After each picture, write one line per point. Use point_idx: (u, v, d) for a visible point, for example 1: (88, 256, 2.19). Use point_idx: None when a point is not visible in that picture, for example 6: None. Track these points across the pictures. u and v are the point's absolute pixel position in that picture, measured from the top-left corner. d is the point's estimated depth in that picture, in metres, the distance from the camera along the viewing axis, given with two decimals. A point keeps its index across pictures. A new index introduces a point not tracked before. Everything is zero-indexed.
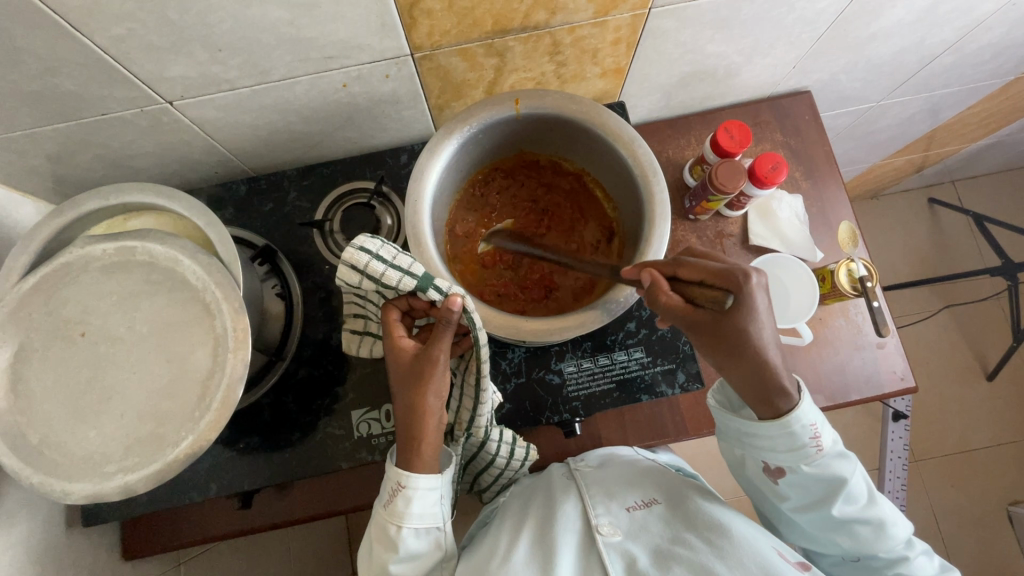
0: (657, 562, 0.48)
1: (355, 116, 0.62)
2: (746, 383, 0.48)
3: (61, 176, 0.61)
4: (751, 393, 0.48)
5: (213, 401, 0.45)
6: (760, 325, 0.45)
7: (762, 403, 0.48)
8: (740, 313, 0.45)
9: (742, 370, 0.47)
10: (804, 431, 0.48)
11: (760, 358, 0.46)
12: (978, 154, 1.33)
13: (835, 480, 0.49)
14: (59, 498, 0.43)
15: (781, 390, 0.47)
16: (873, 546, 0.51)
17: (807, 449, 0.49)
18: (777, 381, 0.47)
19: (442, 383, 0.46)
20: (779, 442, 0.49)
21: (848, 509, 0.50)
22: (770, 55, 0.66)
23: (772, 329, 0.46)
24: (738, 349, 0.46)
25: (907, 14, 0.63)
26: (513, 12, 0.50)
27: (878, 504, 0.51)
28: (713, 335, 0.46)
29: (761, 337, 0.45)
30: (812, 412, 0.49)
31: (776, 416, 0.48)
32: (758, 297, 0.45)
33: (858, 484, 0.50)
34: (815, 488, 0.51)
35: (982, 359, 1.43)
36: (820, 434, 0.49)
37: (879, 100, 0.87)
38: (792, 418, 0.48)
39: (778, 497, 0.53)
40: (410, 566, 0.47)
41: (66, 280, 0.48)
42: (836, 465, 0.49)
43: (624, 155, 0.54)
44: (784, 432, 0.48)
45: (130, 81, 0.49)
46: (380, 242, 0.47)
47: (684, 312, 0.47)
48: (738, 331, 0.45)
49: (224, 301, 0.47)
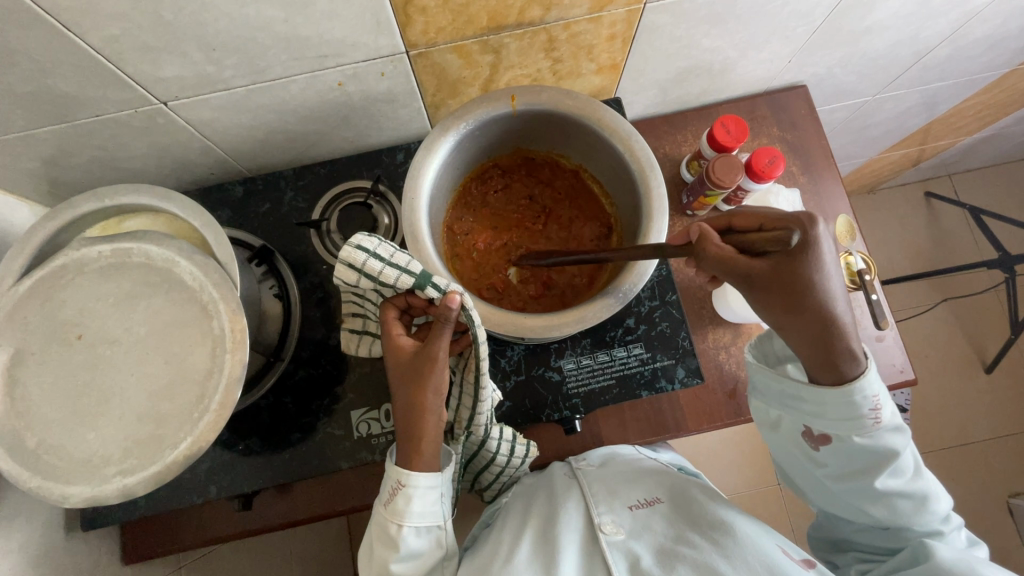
0: (660, 561, 0.48)
1: (351, 115, 0.62)
2: (806, 343, 0.45)
3: (56, 178, 0.60)
4: (811, 354, 0.45)
5: (212, 401, 0.44)
6: (826, 274, 0.43)
7: (826, 369, 0.45)
8: (806, 255, 0.43)
9: (804, 327, 0.44)
10: (864, 401, 0.46)
11: (827, 311, 0.43)
12: (974, 147, 1.33)
13: (888, 453, 0.48)
14: (57, 501, 0.43)
15: (848, 350, 0.44)
16: (908, 519, 0.51)
17: (863, 420, 0.47)
18: (842, 341, 0.44)
19: (441, 381, 0.46)
20: (835, 408, 0.47)
21: (891, 481, 0.49)
22: (765, 49, 0.66)
23: (840, 282, 0.44)
24: (803, 301, 0.43)
25: (901, 7, 0.63)
26: (507, 8, 0.50)
27: (922, 478, 0.50)
28: (771, 283, 0.44)
29: (829, 286, 0.43)
30: (878, 383, 0.46)
31: (840, 384, 0.45)
32: (825, 242, 0.44)
33: (906, 458, 0.49)
34: (860, 461, 0.50)
35: (981, 351, 1.44)
36: (881, 406, 0.46)
37: (875, 94, 0.87)
38: (858, 384, 0.45)
39: (816, 464, 0.53)
40: (411, 565, 0.47)
41: (62, 283, 0.48)
42: (890, 438, 0.48)
43: (621, 151, 0.54)
44: (845, 400, 0.46)
45: (125, 82, 0.49)
46: (377, 241, 0.47)
47: (740, 262, 0.45)
48: (803, 277, 0.43)
49: (221, 302, 0.46)
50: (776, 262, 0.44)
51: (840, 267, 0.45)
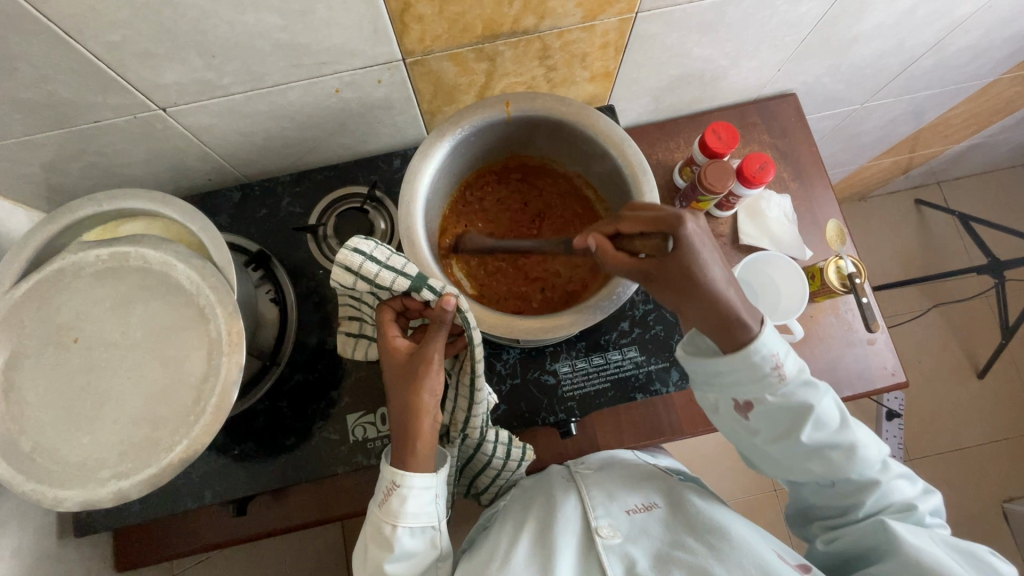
0: (656, 564, 0.48)
1: (347, 121, 0.63)
2: (702, 321, 0.47)
3: (53, 184, 0.61)
4: (710, 331, 0.47)
5: (208, 404, 0.45)
6: (702, 259, 0.45)
7: (725, 338, 0.47)
8: (677, 247, 0.45)
9: (697, 309, 0.46)
10: (765, 360, 0.46)
11: (709, 293, 0.45)
12: (962, 155, 1.36)
13: (803, 407, 0.49)
14: (51, 505, 0.43)
15: (738, 322, 0.46)
16: (845, 470, 0.51)
17: (770, 378, 0.47)
18: (732, 312, 0.46)
19: (436, 383, 0.46)
20: (741, 375, 0.47)
21: (816, 434, 0.49)
22: (755, 58, 0.68)
23: (718, 264, 0.46)
24: (687, 289, 0.46)
25: (887, 17, 0.64)
26: (502, 16, 0.51)
27: (848, 427, 0.50)
28: (655, 279, 0.47)
29: (706, 272, 0.45)
30: (774, 340, 0.47)
31: (739, 349, 0.46)
32: (691, 232, 0.45)
33: (827, 409, 0.49)
34: (783, 418, 0.50)
35: (973, 356, 1.45)
36: (782, 363, 0.47)
37: (863, 102, 0.89)
38: (754, 348, 0.46)
39: (750, 432, 0.52)
40: (405, 565, 0.47)
41: (58, 287, 0.48)
42: (803, 392, 0.48)
43: (615, 156, 0.55)
44: (747, 363, 0.46)
45: (126, 88, 0.50)
46: (374, 244, 0.47)
47: (628, 262, 0.48)
48: (680, 266, 0.45)
49: (219, 305, 0.47)
50: (656, 261, 0.46)
51: (716, 248, 0.46)
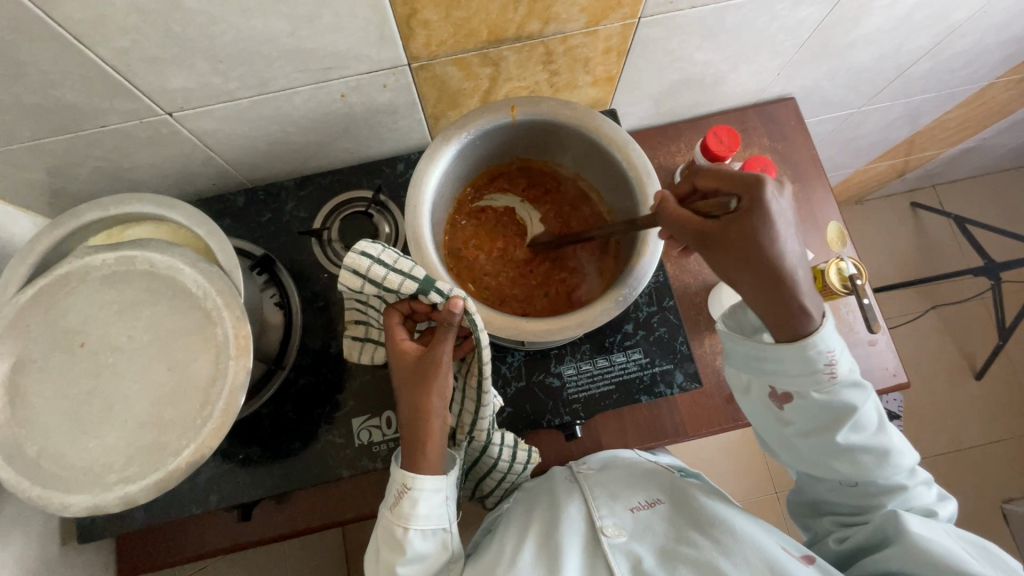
0: (663, 561, 0.48)
1: (352, 125, 0.63)
2: (760, 299, 0.45)
3: (58, 189, 0.61)
4: (768, 313, 0.46)
5: (216, 408, 0.45)
6: (777, 235, 0.43)
7: (781, 324, 0.46)
8: (753, 216, 0.43)
9: (756, 288, 0.44)
10: (819, 356, 0.46)
11: (776, 271, 0.43)
12: (957, 158, 1.37)
13: (844, 409, 0.48)
14: (58, 510, 0.43)
15: (803, 309, 0.44)
16: (874, 473, 0.51)
17: (820, 375, 0.47)
18: (794, 299, 0.44)
19: (445, 385, 0.47)
20: (792, 366, 0.47)
21: (853, 436, 0.50)
22: (755, 62, 0.68)
23: (794, 245, 0.44)
24: (754, 263, 0.43)
25: (884, 22, 0.65)
26: (507, 22, 0.52)
27: (885, 433, 0.51)
28: (723, 247, 0.44)
29: (782, 248, 0.43)
30: (832, 338, 0.46)
31: (794, 340, 0.46)
32: (774, 203, 0.43)
33: (869, 413, 0.49)
34: (821, 417, 0.50)
35: (970, 358, 1.46)
36: (836, 360, 0.46)
37: (860, 106, 0.90)
38: (811, 342, 0.45)
39: (782, 424, 0.52)
40: (417, 567, 0.47)
41: (65, 291, 0.48)
42: (848, 394, 0.48)
43: (618, 159, 0.55)
44: (798, 354, 0.46)
45: (132, 94, 0.50)
46: (381, 247, 0.48)
47: (698, 225, 0.46)
48: (752, 238, 0.43)
49: (226, 308, 0.47)
50: (725, 224, 0.44)
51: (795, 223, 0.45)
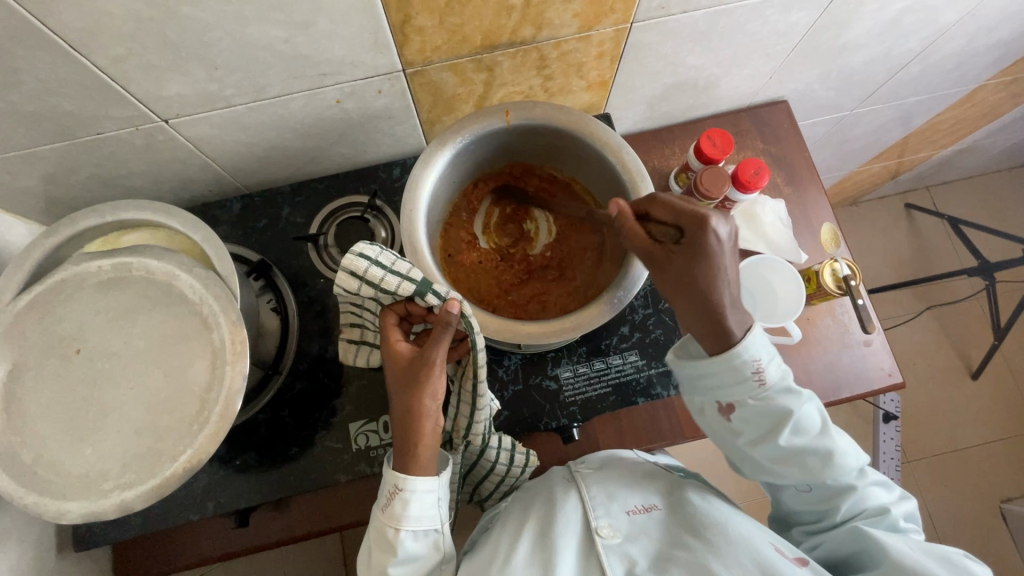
0: (656, 565, 0.49)
1: (348, 131, 0.63)
2: (691, 317, 0.48)
3: (54, 196, 0.61)
4: (699, 329, 0.48)
5: (212, 414, 0.45)
6: (715, 270, 0.45)
7: (711, 340, 0.48)
8: (696, 254, 0.45)
9: (692, 309, 0.47)
10: (745, 364, 0.47)
11: (708, 299, 0.46)
12: (950, 159, 1.38)
13: (782, 413, 0.49)
14: (55, 517, 0.43)
15: (728, 329, 0.47)
16: (822, 476, 0.51)
17: (750, 382, 0.48)
18: (723, 319, 0.46)
19: (438, 387, 0.47)
20: (724, 377, 0.48)
21: (795, 439, 0.50)
22: (747, 66, 0.69)
23: (729, 273, 0.46)
24: (688, 290, 0.46)
25: (873, 26, 0.66)
26: (501, 27, 0.52)
27: (829, 434, 0.51)
28: (663, 271, 0.48)
29: (716, 280, 0.45)
30: (758, 346, 0.47)
31: (723, 352, 0.48)
32: (717, 241, 0.45)
33: (806, 415, 0.50)
34: (764, 421, 0.50)
35: (966, 358, 1.47)
36: (764, 368, 0.48)
37: (853, 108, 0.91)
38: (736, 353, 0.47)
39: (733, 435, 0.53)
40: (409, 569, 0.46)
41: (61, 298, 0.48)
42: (783, 399, 0.49)
43: (613, 162, 0.56)
44: (728, 367, 0.47)
45: (129, 101, 0.50)
46: (379, 249, 0.47)
47: (644, 246, 0.49)
48: (692, 272, 0.46)
49: (222, 314, 0.47)
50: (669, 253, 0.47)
51: (735, 253, 0.47)
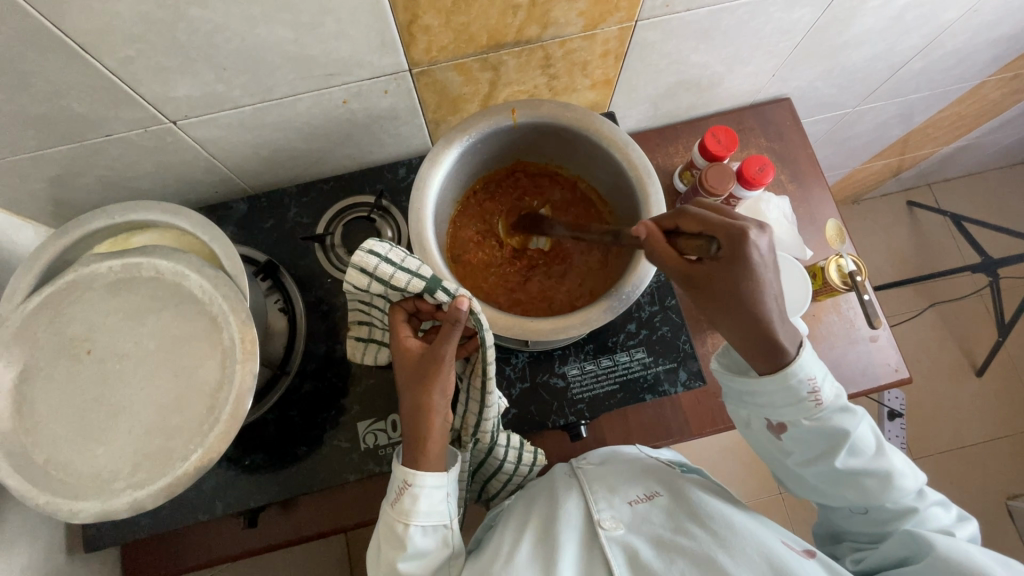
0: (660, 553, 0.48)
1: (354, 131, 0.63)
2: (740, 336, 0.49)
3: (61, 199, 0.61)
4: (746, 347, 0.50)
5: (223, 413, 0.45)
6: (764, 288, 0.46)
7: (759, 357, 0.49)
8: (738, 268, 0.45)
9: (741, 330, 0.48)
10: (801, 384, 0.48)
11: (756, 317, 0.47)
12: (951, 156, 1.38)
13: (839, 434, 0.49)
14: (67, 517, 0.43)
15: (777, 345, 0.48)
16: (879, 497, 0.51)
17: (807, 403, 0.49)
18: (770, 334, 0.47)
19: (447, 382, 0.47)
20: (776, 396, 0.49)
21: (852, 460, 0.50)
22: (750, 64, 0.69)
23: (773, 286, 0.47)
24: (737, 311, 0.47)
25: (876, 23, 0.66)
26: (506, 27, 0.53)
27: (886, 456, 0.51)
28: (709, 294, 0.48)
29: (763, 295, 0.46)
30: (812, 364, 0.49)
31: (774, 370, 0.49)
32: (759, 254, 0.45)
33: (863, 437, 0.50)
34: (818, 442, 0.51)
35: (970, 355, 1.46)
36: (820, 388, 0.49)
37: (855, 106, 0.91)
38: (790, 371, 0.48)
39: (784, 453, 0.54)
40: (418, 564, 0.46)
41: (71, 299, 0.48)
42: (839, 419, 0.49)
43: (619, 161, 0.56)
44: (781, 387, 0.48)
45: (137, 102, 0.50)
46: (388, 245, 0.48)
47: (681, 270, 0.48)
48: (736, 291, 0.46)
49: (232, 313, 0.47)
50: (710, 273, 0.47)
51: (775, 263, 0.47)
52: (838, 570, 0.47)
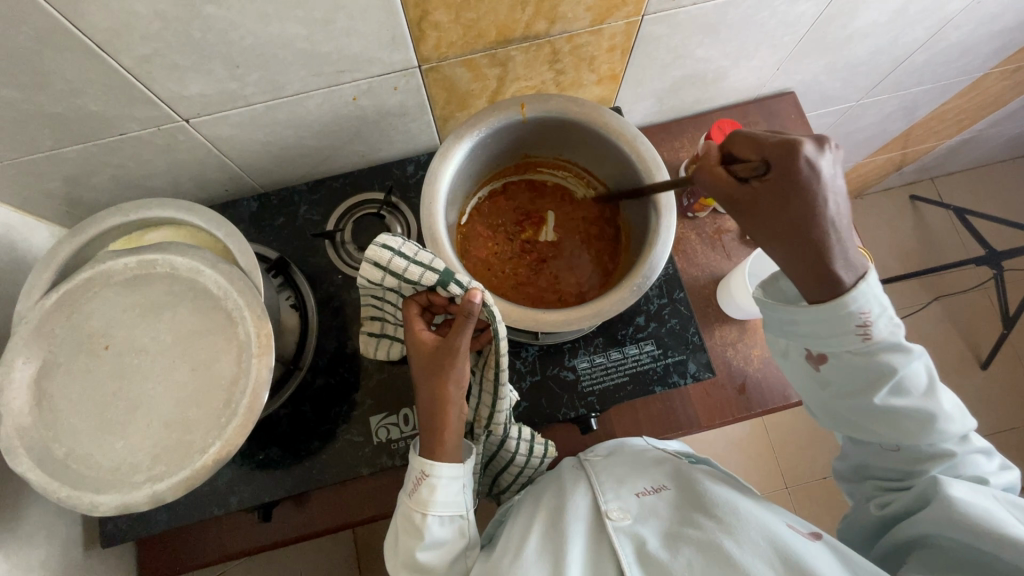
0: (667, 542, 0.48)
1: (363, 128, 0.64)
2: (794, 261, 0.45)
3: (75, 198, 0.62)
4: (799, 273, 0.45)
5: (240, 405, 0.45)
6: (819, 196, 0.42)
7: (813, 285, 0.45)
8: (793, 178, 0.42)
9: (793, 251, 0.44)
10: (853, 316, 0.44)
11: (811, 231, 0.43)
12: (954, 150, 1.39)
13: (886, 371, 0.47)
14: (89, 510, 0.43)
15: (834, 270, 0.43)
16: (915, 437, 0.49)
17: (853, 335, 0.46)
18: (827, 255, 0.43)
19: (462, 374, 0.47)
20: (822, 328, 0.46)
21: (893, 398, 0.48)
22: (755, 57, 0.70)
23: (836, 203, 0.43)
24: (792, 225, 0.43)
25: (880, 15, 0.67)
26: (515, 22, 0.53)
27: (935, 396, 0.49)
28: (760, 209, 0.45)
29: (821, 208, 0.42)
30: (871, 296, 0.44)
31: (830, 299, 0.45)
32: (812, 164, 0.42)
33: (914, 374, 0.48)
34: (862, 378, 0.48)
35: (976, 348, 1.47)
36: (871, 321, 0.45)
37: (859, 99, 0.92)
38: (845, 298, 0.44)
39: (820, 385, 0.52)
40: (436, 554, 0.47)
41: (88, 296, 0.49)
42: (889, 355, 0.47)
43: (628, 153, 0.56)
44: (833, 315, 0.45)
45: (151, 101, 0.51)
46: (401, 240, 0.48)
47: (729, 188, 0.46)
48: (789, 201, 0.43)
49: (247, 308, 0.47)
50: (760, 187, 0.44)
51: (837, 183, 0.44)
52: (846, 551, 0.47)
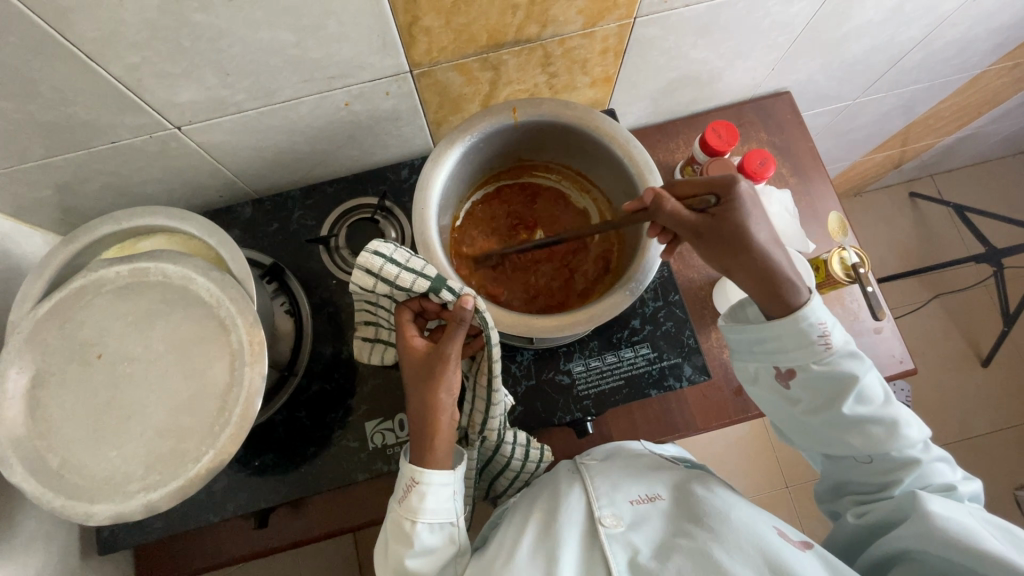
0: (659, 553, 0.48)
1: (356, 133, 0.64)
2: (750, 280, 0.51)
3: (68, 205, 0.61)
4: (765, 291, 0.51)
5: (233, 413, 0.45)
6: (757, 222, 0.50)
7: (776, 300, 0.50)
8: (734, 209, 0.51)
9: (751, 271, 0.50)
10: (811, 327, 0.50)
11: (762, 252, 0.50)
12: (953, 147, 1.38)
13: (848, 379, 0.50)
14: (83, 520, 0.44)
15: (790, 284, 0.50)
16: (884, 446, 0.50)
17: (817, 346, 0.50)
18: (781, 272, 0.50)
19: (454, 381, 0.47)
20: (788, 340, 0.51)
21: (858, 408, 0.51)
22: (750, 58, 0.69)
23: (768, 226, 0.51)
24: (742, 249, 0.50)
25: (875, 15, 0.66)
26: (506, 25, 0.53)
27: (892, 405, 0.51)
28: (716, 236, 0.51)
29: (761, 231, 0.50)
30: (820, 310, 0.50)
31: (790, 312, 0.50)
32: (746, 195, 0.51)
33: (871, 384, 0.51)
34: (825, 387, 0.51)
35: (976, 346, 1.46)
36: (829, 331, 0.50)
37: (855, 98, 0.91)
38: (802, 313, 0.49)
39: (790, 403, 0.54)
40: (425, 561, 0.47)
41: (81, 305, 0.49)
42: (846, 363, 0.50)
43: (620, 157, 0.56)
44: (793, 329, 0.50)
45: (142, 109, 0.51)
46: (393, 246, 0.48)
47: (692, 220, 0.51)
48: (736, 228, 0.50)
49: (239, 316, 0.47)
50: (713, 218, 0.51)
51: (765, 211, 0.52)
52: (836, 564, 0.47)
